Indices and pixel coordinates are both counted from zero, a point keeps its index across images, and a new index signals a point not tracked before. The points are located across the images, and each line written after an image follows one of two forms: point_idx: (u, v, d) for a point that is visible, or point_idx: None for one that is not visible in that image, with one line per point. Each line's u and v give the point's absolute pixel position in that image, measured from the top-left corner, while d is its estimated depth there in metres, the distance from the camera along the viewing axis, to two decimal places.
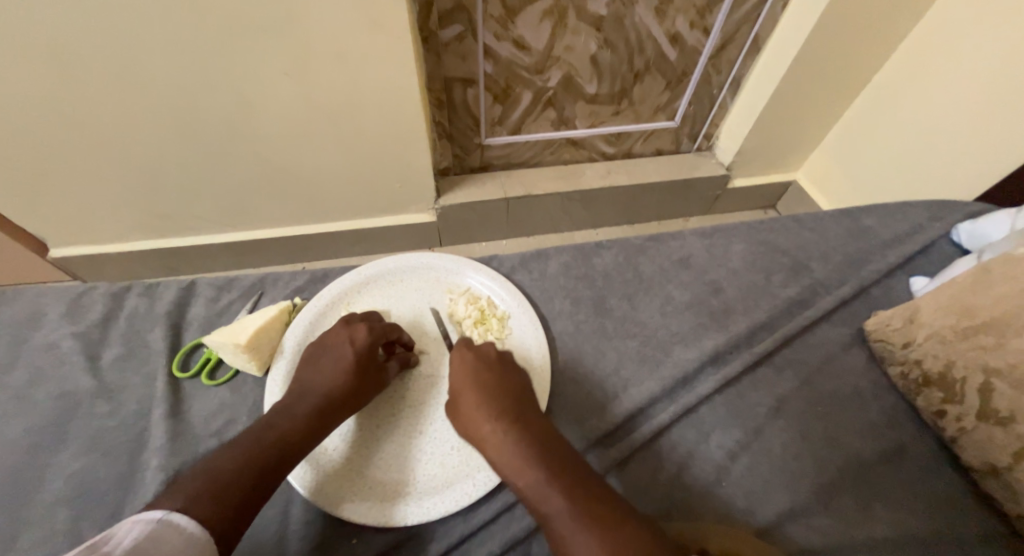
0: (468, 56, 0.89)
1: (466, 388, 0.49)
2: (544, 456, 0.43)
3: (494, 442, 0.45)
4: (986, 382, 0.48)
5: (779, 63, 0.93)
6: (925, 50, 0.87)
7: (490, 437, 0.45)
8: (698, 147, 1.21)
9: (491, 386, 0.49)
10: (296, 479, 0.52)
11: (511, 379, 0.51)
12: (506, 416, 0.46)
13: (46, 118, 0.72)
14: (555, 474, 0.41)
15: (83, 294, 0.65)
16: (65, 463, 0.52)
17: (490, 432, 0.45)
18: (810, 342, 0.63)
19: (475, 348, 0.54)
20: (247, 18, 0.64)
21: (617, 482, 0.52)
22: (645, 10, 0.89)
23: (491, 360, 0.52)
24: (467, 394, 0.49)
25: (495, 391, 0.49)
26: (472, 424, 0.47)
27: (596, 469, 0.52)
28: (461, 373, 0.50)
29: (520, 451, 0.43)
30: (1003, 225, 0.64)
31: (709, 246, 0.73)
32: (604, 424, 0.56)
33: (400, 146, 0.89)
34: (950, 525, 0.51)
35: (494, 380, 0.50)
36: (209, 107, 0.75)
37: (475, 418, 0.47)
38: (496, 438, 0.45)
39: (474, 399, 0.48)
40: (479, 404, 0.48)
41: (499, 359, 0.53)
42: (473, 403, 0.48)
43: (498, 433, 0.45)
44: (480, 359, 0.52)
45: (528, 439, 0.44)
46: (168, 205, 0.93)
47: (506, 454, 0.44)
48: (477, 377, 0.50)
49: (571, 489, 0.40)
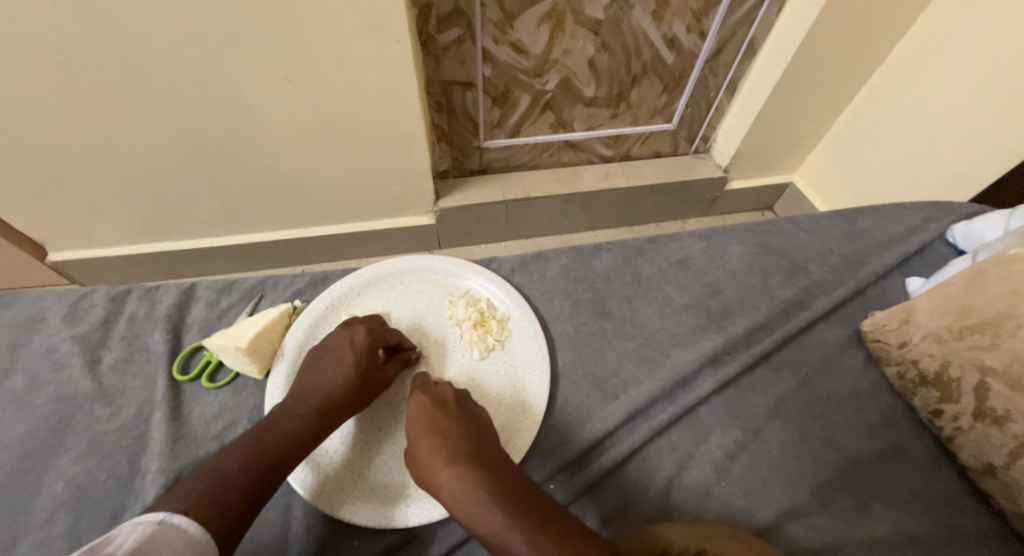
0: (467, 60, 0.90)
1: (422, 434, 0.46)
2: (508, 502, 0.40)
3: (454, 490, 0.41)
4: (981, 381, 0.49)
5: (775, 66, 0.94)
6: (919, 54, 0.88)
7: (450, 485, 0.42)
8: (696, 150, 1.21)
9: (447, 429, 0.46)
10: (297, 481, 0.52)
11: (469, 420, 0.48)
12: (464, 460, 0.43)
13: (47, 122, 0.72)
14: (523, 521, 0.39)
15: (83, 297, 0.65)
16: (65, 467, 0.52)
17: (449, 480, 0.42)
18: (807, 343, 0.63)
19: (431, 389, 0.50)
20: (247, 23, 0.64)
21: (581, 512, 0.51)
22: (642, 14, 0.90)
23: (447, 400, 0.49)
24: (422, 441, 0.45)
25: (452, 434, 0.45)
26: (430, 473, 0.44)
27: (558, 501, 0.51)
28: (418, 416, 0.47)
29: (480, 498, 0.40)
30: (997, 226, 0.64)
31: (707, 247, 0.73)
32: (571, 452, 0.54)
33: (399, 150, 0.89)
34: (948, 524, 0.51)
35: (450, 422, 0.47)
36: (210, 112, 0.76)
37: (433, 465, 0.44)
38: (455, 485, 0.42)
39: (430, 444, 0.45)
40: (436, 449, 0.44)
41: (457, 398, 0.50)
42: (430, 449, 0.45)
43: (457, 480, 0.42)
44: (436, 400, 0.49)
45: (488, 483, 0.41)
46: (168, 209, 0.93)
47: (468, 501, 0.41)
48: (431, 420, 0.47)
49: (540, 537, 0.38)
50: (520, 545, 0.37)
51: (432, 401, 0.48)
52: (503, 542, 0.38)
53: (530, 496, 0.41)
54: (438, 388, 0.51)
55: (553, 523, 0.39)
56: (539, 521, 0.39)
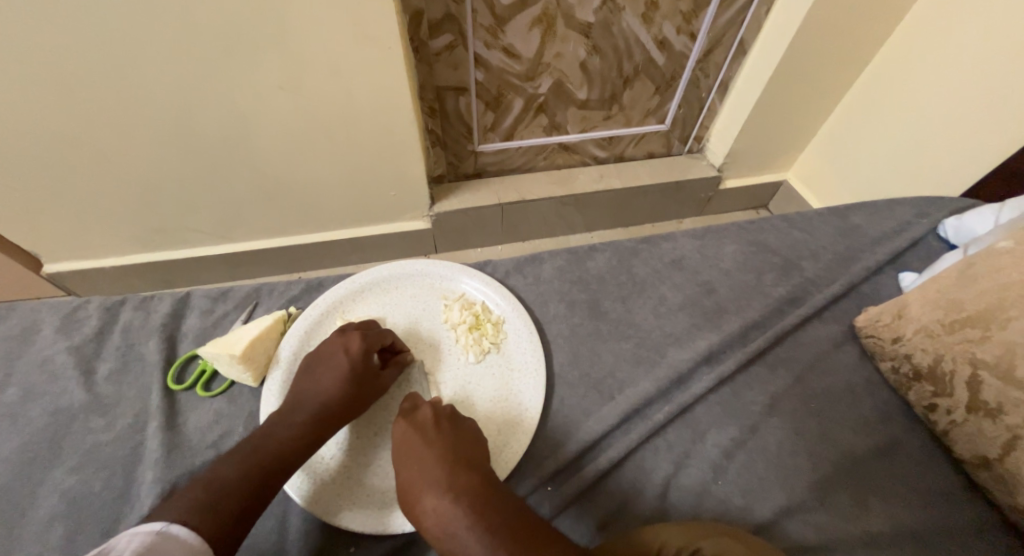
0: (459, 65, 0.90)
1: (402, 465, 0.46)
2: (486, 534, 0.39)
3: (434, 522, 0.42)
4: (974, 374, 0.49)
5: (765, 65, 0.95)
6: (908, 51, 0.89)
7: (429, 517, 0.42)
8: (689, 150, 1.22)
9: (423, 457, 0.46)
10: (293, 489, 0.51)
11: (449, 441, 0.47)
12: (442, 489, 0.43)
13: (41, 134, 0.72)
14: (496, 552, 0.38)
15: (77, 309, 0.65)
16: (60, 479, 0.52)
17: (429, 512, 0.42)
18: (802, 340, 0.64)
19: (413, 415, 0.50)
20: (239, 32, 0.65)
21: (564, 525, 0.50)
22: (632, 17, 0.90)
23: (427, 426, 0.49)
24: (406, 474, 0.46)
25: (429, 462, 0.45)
26: (412, 504, 0.44)
27: (541, 515, 0.50)
28: (400, 447, 0.48)
29: (459, 529, 0.40)
30: (988, 220, 0.65)
31: (701, 247, 0.74)
32: (557, 462, 0.53)
33: (393, 156, 0.90)
34: (946, 519, 0.51)
35: (430, 450, 0.46)
36: (203, 121, 0.76)
37: (414, 498, 0.44)
38: (434, 516, 0.42)
39: (411, 474, 0.45)
40: (415, 479, 0.45)
41: (438, 418, 0.50)
42: (410, 480, 0.45)
43: (435, 511, 0.42)
44: (416, 427, 0.49)
45: (466, 512, 0.41)
46: (164, 219, 0.93)
47: (448, 533, 0.41)
48: (409, 449, 0.47)
49: None
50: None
51: (411, 428, 0.49)
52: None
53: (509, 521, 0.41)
54: (419, 410, 0.51)
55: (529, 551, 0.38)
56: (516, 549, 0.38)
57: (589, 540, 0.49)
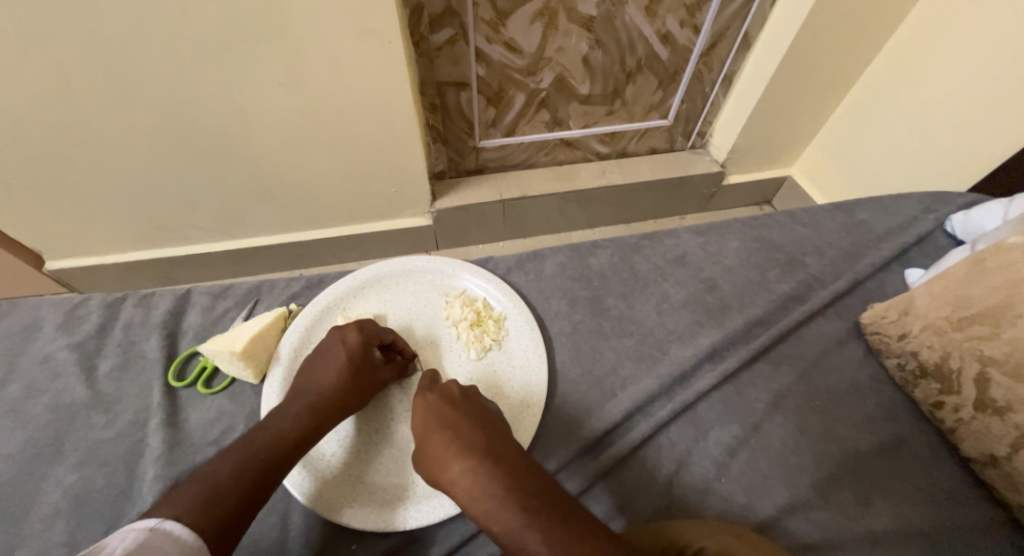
0: (460, 60, 0.89)
1: (431, 429, 0.46)
2: (523, 496, 0.39)
3: (466, 486, 0.41)
4: (981, 371, 0.48)
5: (769, 59, 0.94)
6: (914, 45, 0.88)
7: (461, 481, 0.41)
8: (693, 145, 1.21)
9: (456, 423, 0.45)
10: (293, 485, 0.51)
11: (479, 414, 0.47)
12: (476, 451, 0.43)
13: (41, 131, 0.72)
14: (537, 518, 0.38)
15: (77, 306, 0.64)
16: (61, 476, 0.52)
17: (460, 473, 0.42)
18: (806, 337, 0.63)
19: (438, 388, 0.50)
20: (238, 27, 0.64)
21: (592, 503, 0.51)
22: (636, 10, 0.89)
23: (455, 397, 0.49)
24: (433, 437, 0.45)
25: (462, 428, 0.45)
26: (441, 468, 0.43)
27: (569, 491, 0.51)
28: (427, 413, 0.47)
29: (494, 491, 0.40)
30: (996, 215, 0.64)
31: (704, 243, 0.73)
32: (581, 441, 0.55)
33: (394, 152, 0.89)
34: (952, 518, 0.50)
35: (460, 417, 0.46)
36: (203, 117, 0.75)
37: (444, 460, 0.43)
38: (468, 480, 0.41)
39: (441, 439, 0.44)
40: (446, 443, 0.44)
41: (465, 394, 0.49)
42: (441, 443, 0.44)
43: (469, 474, 0.41)
44: (443, 397, 0.48)
45: (501, 473, 0.41)
46: (165, 216, 0.93)
47: (480, 498, 0.40)
48: (440, 415, 0.46)
49: (556, 533, 0.37)
50: (535, 544, 0.36)
51: (439, 398, 0.48)
52: (518, 540, 0.37)
53: (546, 491, 0.40)
54: (445, 384, 0.50)
55: (568, 519, 0.38)
56: (555, 517, 0.38)
57: (612, 521, 0.50)
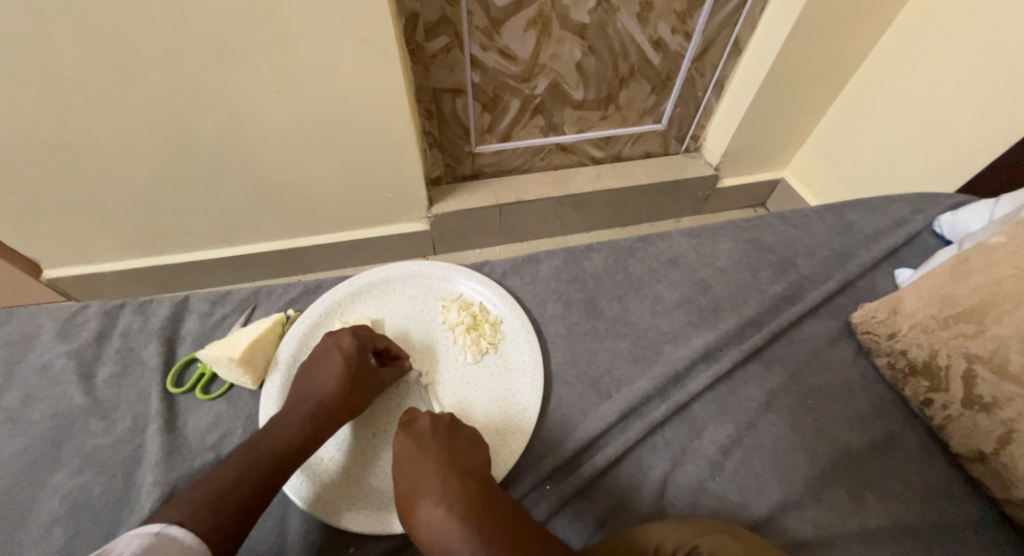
0: (456, 67, 0.90)
1: (400, 471, 0.46)
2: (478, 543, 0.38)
3: (429, 531, 0.40)
4: (969, 368, 0.49)
5: (760, 64, 0.95)
6: (902, 48, 0.90)
7: (423, 525, 0.41)
8: (687, 148, 1.22)
9: (422, 463, 0.45)
10: (292, 490, 0.52)
11: (447, 450, 0.46)
12: (436, 495, 0.42)
13: (40, 141, 0.73)
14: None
15: (76, 313, 0.65)
16: (60, 483, 0.52)
17: (421, 519, 0.41)
18: (798, 337, 0.64)
19: (412, 424, 0.50)
20: (237, 37, 0.65)
21: (560, 527, 0.50)
22: (628, 17, 0.91)
23: (426, 434, 0.48)
24: (404, 482, 0.45)
25: (427, 468, 0.45)
26: (408, 510, 0.43)
27: (536, 517, 0.50)
28: (398, 457, 0.47)
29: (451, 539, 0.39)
30: (982, 216, 0.65)
31: (697, 245, 0.74)
32: (553, 461, 0.53)
33: (391, 158, 0.90)
34: (943, 513, 0.51)
35: (427, 458, 0.46)
36: (201, 126, 0.76)
37: (409, 506, 0.43)
38: (428, 527, 0.41)
39: (408, 481, 0.44)
40: (412, 484, 0.44)
41: (437, 427, 0.49)
42: (407, 484, 0.44)
43: (430, 519, 0.41)
44: (415, 436, 0.48)
45: (460, 518, 0.40)
46: (164, 223, 0.93)
47: (441, 542, 0.39)
48: (408, 456, 0.46)
49: None
50: None
51: (410, 438, 0.48)
52: None
53: (506, 532, 0.39)
54: (417, 420, 0.50)
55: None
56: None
57: (584, 541, 0.49)
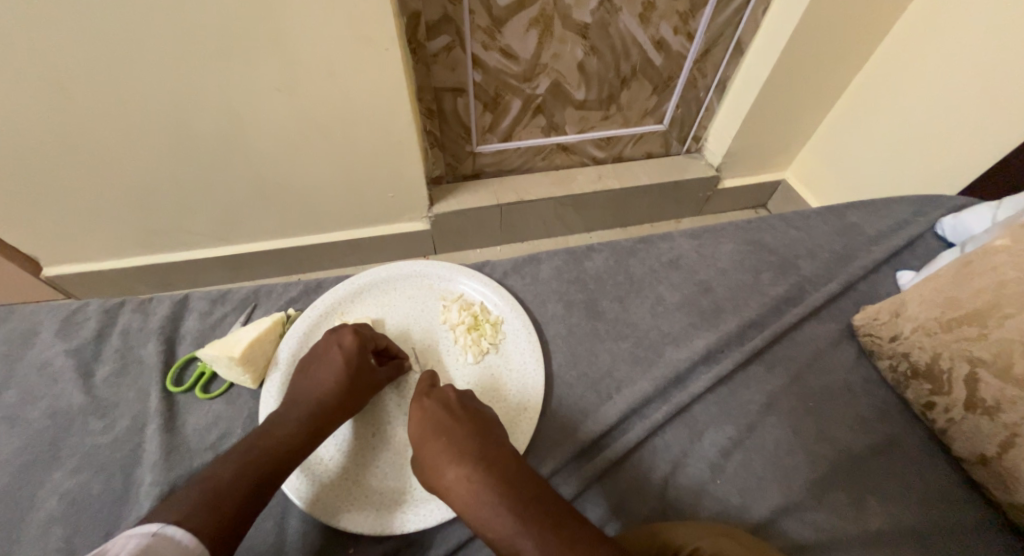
0: (457, 66, 0.90)
1: (425, 436, 0.46)
2: (518, 503, 0.40)
3: (463, 493, 0.42)
4: (971, 372, 0.49)
5: (762, 65, 0.95)
6: (905, 49, 0.90)
7: (456, 485, 0.42)
8: (688, 149, 1.22)
9: (451, 430, 0.46)
10: (291, 489, 0.51)
11: (474, 419, 0.48)
12: (471, 458, 0.44)
13: (41, 138, 0.73)
14: (531, 525, 0.39)
15: (75, 311, 0.65)
16: (59, 482, 0.52)
17: (455, 480, 0.43)
18: (799, 339, 0.64)
19: (435, 393, 0.50)
20: (238, 35, 0.65)
21: (585, 504, 0.51)
22: (630, 17, 0.91)
23: (451, 402, 0.49)
24: (429, 445, 0.46)
25: (458, 434, 0.46)
26: (436, 474, 0.44)
27: (563, 495, 0.51)
28: (424, 420, 0.48)
29: (490, 497, 0.41)
30: (984, 218, 0.65)
31: (698, 246, 0.74)
32: (574, 446, 0.55)
33: (392, 158, 0.90)
34: (944, 517, 0.51)
35: (455, 424, 0.47)
36: (203, 125, 0.76)
37: (439, 467, 0.44)
38: (462, 487, 0.42)
39: (436, 445, 0.45)
40: (441, 449, 0.45)
41: (461, 399, 0.50)
42: (436, 450, 0.45)
43: (464, 480, 0.42)
44: (440, 403, 0.49)
45: (497, 480, 0.42)
46: (164, 221, 0.93)
47: (474, 504, 0.41)
48: (436, 422, 0.47)
49: (549, 539, 0.38)
50: (527, 547, 0.38)
51: (436, 404, 0.49)
52: (511, 545, 0.39)
53: (540, 496, 0.41)
54: (440, 391, 0.51)
55: (561, 524, 0.39)
56: (547, 521, 0.39)
57: (604, 524, 0.50)
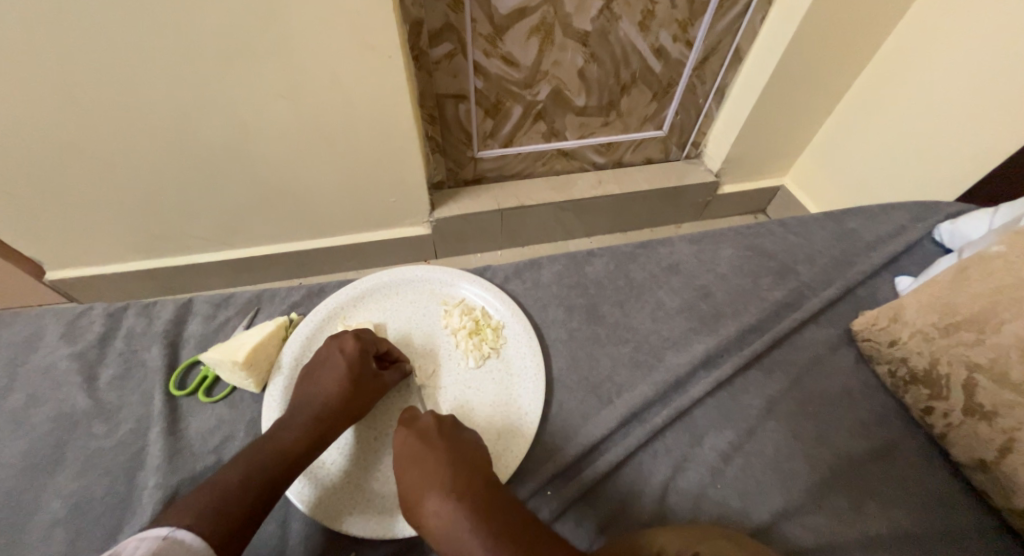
0: (459, 73, 0.91)
1: (404, 467, 0.47)
2: (490, 538, 0.41)
3: (438, 527, 0.43)
4: (968, 377, 0.50)
5: (760, 72, 0.96)
6: (901, 57, 0.91)
7: (431, 519, 0.43)
8: (688, 155, 1.22)
9: (426, 461, 0.47)
10: (295, 494, 0.52)
11: (450, 447, 0.48)
12: (443, 489, 0.44)
13: (48, 143, 0.74)
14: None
15: (80, 315, 0.65)
16: (62, 485, 0.52)
17: (430, 513, 0.43)
18: (799, 344, 0.64)
19: (413, 422, 0.51)
20: (244, 42, 0.66)
21: (565, 530, 0.50)
22: (629, 25, 0.92)
23: (429, 430, 0.49)
24: (406, 476, 0.47)
25: (431, 465, 0.46)
26: (413, 506, 0.45)
27: (543, 518, 0.50)
28: (400, 452, 0.48)
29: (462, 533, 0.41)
30: (981, 224, 0.65)
31: (698, 251, 0.74)
32: (574, 451, 0.55)
33: (394, 164, 0.91)
34: (942, 521, 0.51)
35: (431, 455, 0.47)
36: (208, 130, 0.77)
37: (414, 499, 0.45)
38: (437, 521, 0.43)
39: (412, 478, 0.46)
40: (419, 479, 0.46)
41: (439, 425, 0.50)
42: (411, 484, 0.46)
43: (437, 516, 0.43)
44: (417, 432, 0.49)
45: (468, 514, 0.42)
46: (168, 225, 0.94)
47: (449, 538, 0.42)
48: (412, 454, 0.48)
49: None
50: None
51: (413, 434, 0.49)
52: None
53: (512, 529, 0.42)
54: (421, 419, 0.51)
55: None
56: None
57: (590, 545, 0.49)
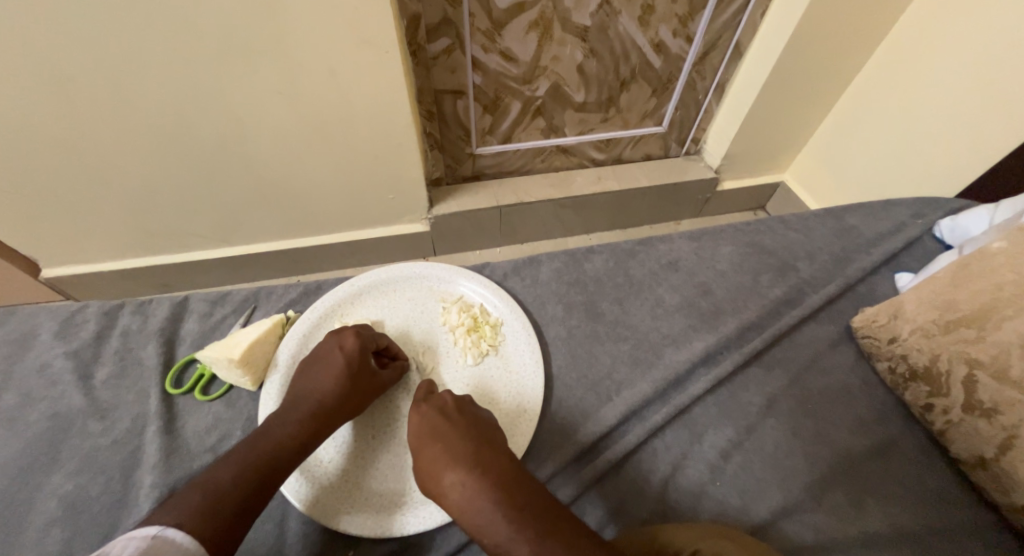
0: (457, 69, 0.90)
1: (423, 440, 0.47)
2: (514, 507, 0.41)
3: (458, 499, 0.43)
4: (969, 374, 0.49)
5: (760, 67, 0.95)
6: (902, 53, 0.90)
7: (452, 491, 0.43)
8: (687, 151, 1.22)
9: (446, 435, 0.47)
10: (291, 492, 0.51)
11: (471, 423, 0.48)
12: (465, 461, 0.44)
13: (42, 140, 0.73)
14: (525, 532, 0.39)
15: (74, 314, 0.64)
16: (58, 484, 0.52)
17: (452, 485, 0.43)
18: (798, 341, 0.64)
19: (433, 397, 0.51)
20: (239, 37, 0.65)
21: (583, 509, 0.51)
22: (629, 19, 0.91)
23: (448, 406, 0.50)
24: (426, 450, 0.47)
25: (452, 438, 0.46)
26: (434, 479, 0.45)
27: (561, 499, 0.51)
28: (420, 426, 0.49)
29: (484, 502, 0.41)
30: (982, 221, 0.65)
31: (698, 248, 0.74)
32: (574, 447, 0.55)
33: (392, 160, 0.90)
34: (942, 518, 0.51)
35: (451, 430, 0.47)
36: (203, 127, 0.77)
37: (435, 472, 0.45)
38: (458, 493, 0.43)
39: (434, 451, 0.46)
40: (439, 453, 0.46)
41: (459, 402, 0.51)
42: (432, 456, 0.46)
43: (459, 487, 0.43)
44: (437, 408, 0.50)
45: (490, 485, 0.42)
46: (164, 223, 0.93)
47: (470, 509, 0.42)
48: (432, 428, 0.48)
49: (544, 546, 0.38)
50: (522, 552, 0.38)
51: (432, 409, 0.50)
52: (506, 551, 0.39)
53: (534, 500, 0.42)
54: (439, 395, 0.51)
55: (557, 528, 0.40)
56: (541, 527, 0.39)
57: (601, 528, 0.50)
